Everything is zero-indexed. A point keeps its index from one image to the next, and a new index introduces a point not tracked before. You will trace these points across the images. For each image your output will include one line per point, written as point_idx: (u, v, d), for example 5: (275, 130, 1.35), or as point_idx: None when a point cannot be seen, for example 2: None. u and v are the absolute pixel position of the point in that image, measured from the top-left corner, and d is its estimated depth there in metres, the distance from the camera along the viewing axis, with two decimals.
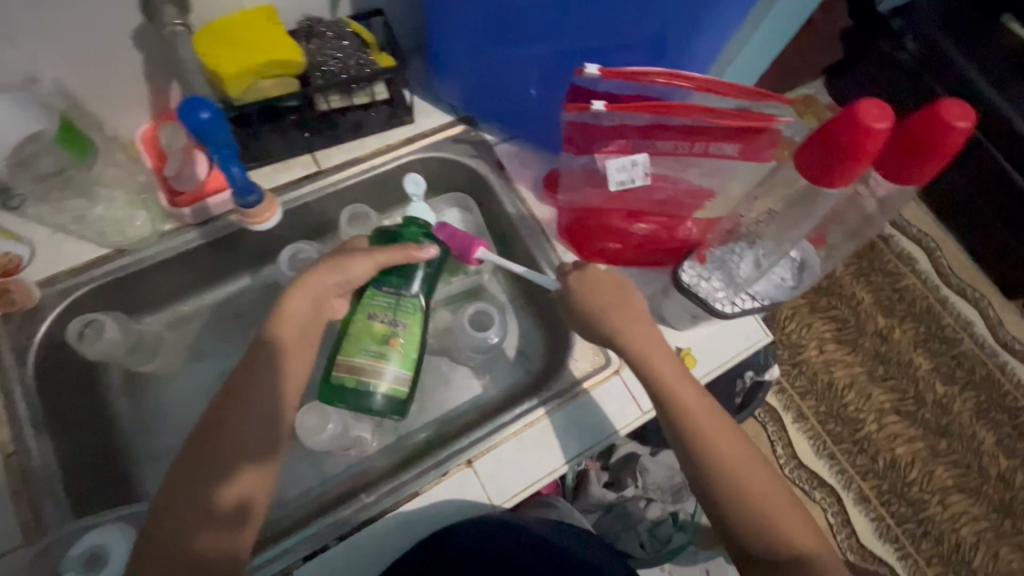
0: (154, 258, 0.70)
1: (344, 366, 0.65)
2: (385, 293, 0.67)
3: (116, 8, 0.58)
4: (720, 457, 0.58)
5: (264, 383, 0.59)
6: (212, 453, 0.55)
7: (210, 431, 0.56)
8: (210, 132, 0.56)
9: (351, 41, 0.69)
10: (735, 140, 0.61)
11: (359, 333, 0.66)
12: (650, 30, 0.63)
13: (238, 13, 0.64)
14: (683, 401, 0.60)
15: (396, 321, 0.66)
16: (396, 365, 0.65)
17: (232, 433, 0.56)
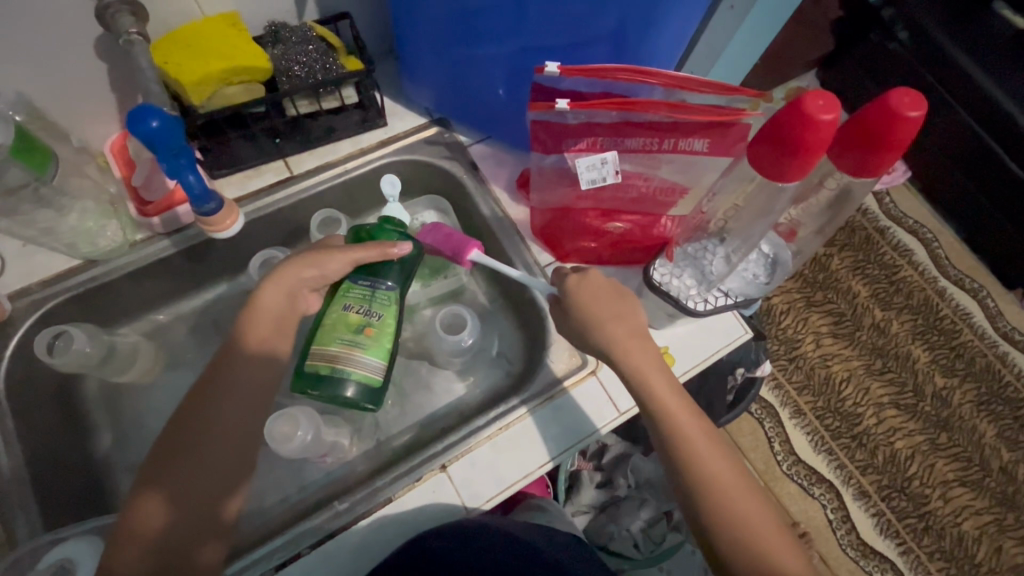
0: (126, 268, 0.70)
1: (318, 356, 0.64)
2: (359, 284, 0.67)
3: (75, 19, 0.58)
4: (699, 450, 0.56)
5: (242, 395, 0.58)
6: (199, 471, 0.54)
7: (188, 447, 0.55)
8: (161, 141, 0.55)
9: (316, 45, 0.69)
10: (707, 135, 0.59)
11: (334, 323, 0.65)
12: (613, 27, 0.63)
13: (200, 21, 0.64)
14: (656, 402, 0.58)
15: (371, 312, 0.66)
16: (370, 354, 0.65)
17: (214, 448, 0.56)
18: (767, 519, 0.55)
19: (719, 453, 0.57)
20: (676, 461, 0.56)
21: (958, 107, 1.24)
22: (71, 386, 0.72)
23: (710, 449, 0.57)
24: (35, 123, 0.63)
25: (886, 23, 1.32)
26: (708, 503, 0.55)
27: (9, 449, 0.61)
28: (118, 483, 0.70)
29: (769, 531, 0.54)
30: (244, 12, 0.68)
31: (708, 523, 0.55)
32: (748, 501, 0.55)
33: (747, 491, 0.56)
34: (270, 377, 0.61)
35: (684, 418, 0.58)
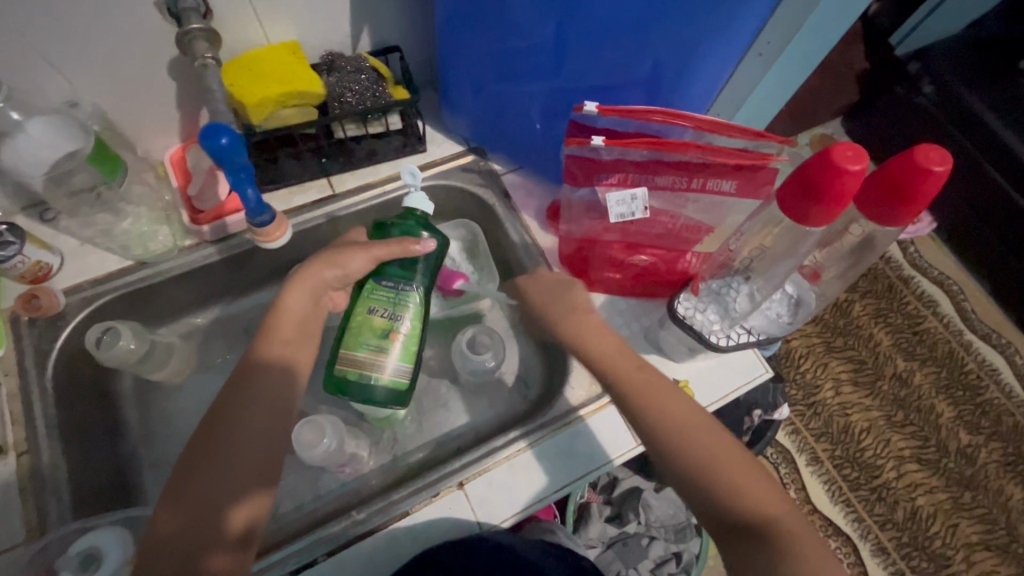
0: (171, 271, 0.74)
1: (346, 361, 0.67)
2: (386, 287, 0.69)
3: (155, 41, 0.63)
4: (701, 441, 0.56)
5: (266, 403, 0.60)
6: (217, 477, 0.55)
7: (210, 453, 0.56)
8: (228, 156, 0.58)
9: (369, 74, 0.74)
10: (735, 177, 0.63)
11: (359, 327, 0.67)
12: (647, 71, 0.67)
13: (263, 48, 0.70)
14: (659, 401, 0.59)
15: (396, 315, 0.68)
16: (397, 358, 0.67)
17: (233, 454, 0.56)
18: (744, 466, 0.55)
19: (709, 432, 0.57)
20: (672, 445, 0.56)
21: (985, 164, 1.25)
22: (109, 381, 0.75)
23: (697, 426, 0.58)
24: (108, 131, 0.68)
25: (913, 75, 1.35)
26: (681, 455, 0.56)
27: (50, 437, 0.63)
28: (142, 478, 0.73)
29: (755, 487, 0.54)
30: (305, 43, 0.73)
31: (683, 475, 0.56)
32: (716, 447, 0.56)
33: (715, 433, 0.57)
34: (291, 385, 0.63)
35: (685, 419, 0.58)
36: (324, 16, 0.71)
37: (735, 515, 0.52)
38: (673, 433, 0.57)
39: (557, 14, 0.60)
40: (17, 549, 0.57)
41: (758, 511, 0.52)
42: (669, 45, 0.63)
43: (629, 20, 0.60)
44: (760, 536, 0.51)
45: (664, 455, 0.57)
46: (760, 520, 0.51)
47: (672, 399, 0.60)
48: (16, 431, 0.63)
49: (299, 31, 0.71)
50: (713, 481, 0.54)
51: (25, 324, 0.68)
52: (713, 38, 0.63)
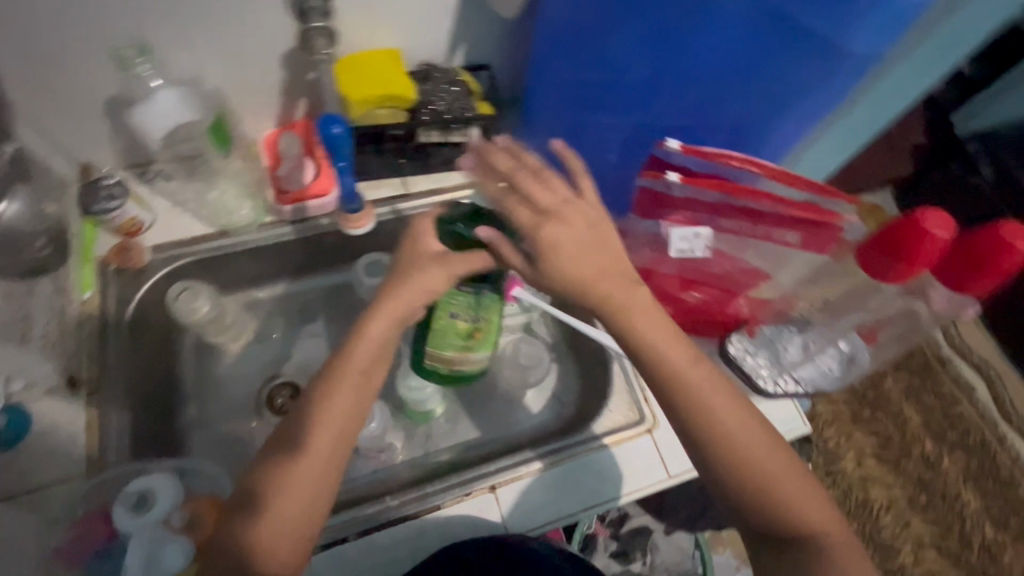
0: (249, 244, 0.78)
1: (436, 358, 0.69)
2: (465, 292, 0.66)
3: (278, 33, 0.69)
4: (751, 456, 0.54)
5: (322, 426, 0.55)
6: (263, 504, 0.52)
7: (263, 484, 0.53)
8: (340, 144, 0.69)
9: (459, 88, 0.78)
10: (799, 229, 0.66)
11: (444, 330, 0.67)
12: (729, 119, 0.70)
13: (368, 51, 0.74)
14: (709, 406, 0.55)
15: (477, 317, 0.66)
16: (482, 351, 0.69)
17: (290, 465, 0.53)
18: (790, 477, 0.55)
19: (760, 442, 0.55)
20: (714, 455, 0.54)
21: None
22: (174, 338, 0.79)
23: (746, 435, 0.55)
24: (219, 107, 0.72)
25: (972, 156, 1.35)
26: (722, 467, 0.54)
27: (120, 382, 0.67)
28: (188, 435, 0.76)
29: (800, 498, 0.54)
30: (407, 52, 0.78)
31: (722, 482, 0.55)
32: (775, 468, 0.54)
33: (766, 444, 0.55)
34: (351, 410, 0.56)
35: (735, 427, 0.55)
36: (428, 29, 0.76)
37: (771, 524, 0.54)
38: (720, 446, 0.54)
39: (659, 49, 0.63)
40: (74, 480, 0.61)
41: (804, 526, 0.54)
42: (751, 96, 0.67)
43: (726, 63, 0.63)
44: (807, 547, 0.53)
45: (707, 461, 0.55)
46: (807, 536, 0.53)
47: (727, 406, 0.55)
48: (91, 369, 0.67)
49: (403, 39, 0.76)
50: (758, 496, 0.54)
51: (114, 274, 0.73)
52: (799, 95, 0.67)
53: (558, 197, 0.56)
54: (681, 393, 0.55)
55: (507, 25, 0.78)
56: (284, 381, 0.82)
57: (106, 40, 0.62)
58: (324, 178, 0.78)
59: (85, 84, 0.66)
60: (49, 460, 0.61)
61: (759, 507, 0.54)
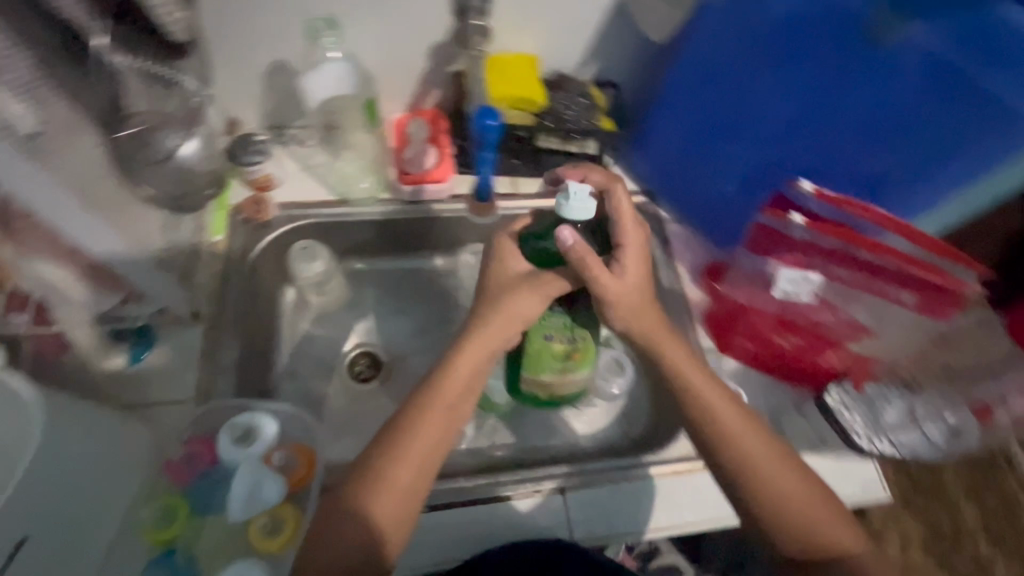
0: (362, 216, 0.82)
1: (534, 381, 0.71)
2: (557, 314, 0.66)
3: (436, 25, 0.73)
4: (783, 485, 0.56)
5: (406, 456, 0.56)
6: (350, 517, 0.53)
7: (355, 495, 0.54)
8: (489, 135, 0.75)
9: (586, 100, 0.81)
10: (919, 292, 0.65)
11: (540, 353, 0.67)
12: (872, 171, 0.66)
13: (510, 53, 0.78)
14: (731, 429, 0.58)
15: (572, 339, 0.66)
16: (581, 371, 0.69)
17: (382, 478, 0.54)
18: (821, 504, 0.57)
19: (789, 470, 0.57)
20: (745, 484, 0.57)
21: None
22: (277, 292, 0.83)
23: (775, 465, 0.57)
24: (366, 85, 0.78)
25: None
26: (753, 495, 0.56)
27: (237, 323, 0.71)
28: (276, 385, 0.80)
29: (830, 523, 0.56)
30: (544, 58, 0.81)
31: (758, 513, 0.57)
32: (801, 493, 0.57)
33: (793, 471, 0.57)
34: (434, 444, 0.57)
35: (762, 453, 0.57)
36: (570, 39, 0.78)
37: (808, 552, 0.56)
38: (752, 476, 0.56)
39: (819, 92, 0.62)
40: (185, 404, 0.66)
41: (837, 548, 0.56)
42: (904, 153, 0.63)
43: (891, 120, 0.61)
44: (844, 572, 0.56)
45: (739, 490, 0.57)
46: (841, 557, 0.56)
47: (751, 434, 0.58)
48: (210, 304, 0.72)
49: (544, 47, 0.79)
50: (793, 525, 0.56)
51: (241, 222, 0.77)
52: (968, 170, 0.62)
53: (625, 208, 0.63)
54: (707, 421, 0.58)
55: (643, 47, 0.81)
56: (363, 349, 0.86)
57: (289, 9, 0.68)
58: (443, 167, 0.82)
59: (257, 45, 0.72)
60: (168, 381, 0.67)
61: (795, 535, 0.56)
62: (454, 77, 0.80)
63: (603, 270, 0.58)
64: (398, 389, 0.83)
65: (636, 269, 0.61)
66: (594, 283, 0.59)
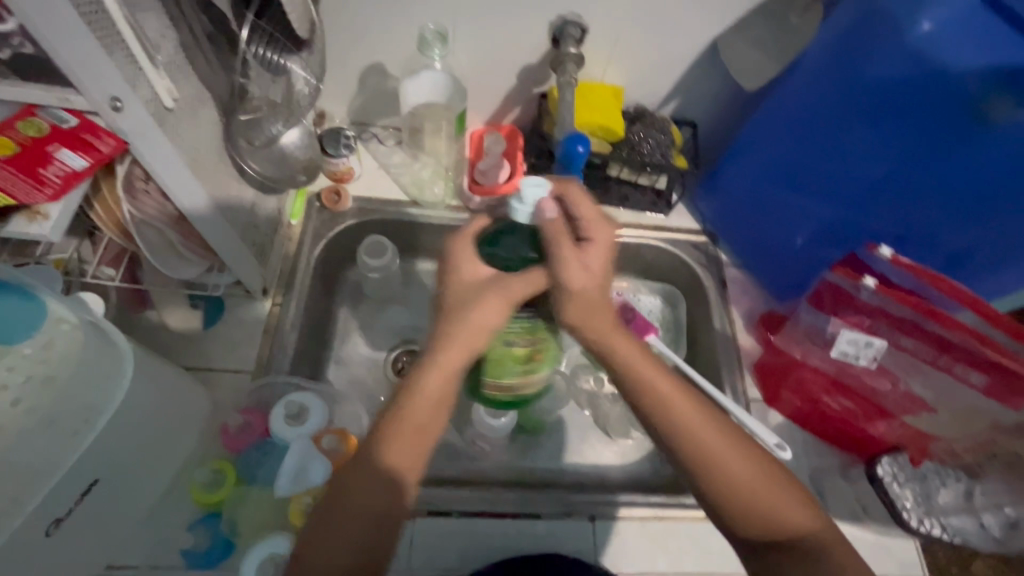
0: (431, 219, 0.85)
1: (493, 387, 0.60)
2: (522, 316, 0.55)
3: (532, 47, 0.76)
4: (728, 465, 0.48)
5: (377, 474, 0.47)
6: (321, 552, 0.45)
7: (325, 520, 0.46)
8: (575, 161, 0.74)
9: (666, 137, 0.82)
10: (987, 373, 0.63)
11: (500, 359, 0.56)
12: (952, 244, 0.66)
13: (597, 83, 0.80)
14: (677, 409, 0.49)
15: (537, 337, 0.56)
16: (543, 369, 0.60)
17: (348, 501, 0.46)
18: (761, 477, 0.48)
19: (734, 447, 0.49)
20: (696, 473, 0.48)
21: None
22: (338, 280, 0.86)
23: (714, 436, 0.49)
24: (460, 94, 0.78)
25: None
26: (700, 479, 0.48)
27: (302, 304, 0.74)
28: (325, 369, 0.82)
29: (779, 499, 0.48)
30: (627, 91, 0.83)
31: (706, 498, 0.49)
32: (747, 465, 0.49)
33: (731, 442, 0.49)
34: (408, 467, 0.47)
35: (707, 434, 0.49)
36: (657, 76, 0.80)
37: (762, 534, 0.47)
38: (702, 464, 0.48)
39: (908, 162, 0.62)
40: (242, 373, 0.69)
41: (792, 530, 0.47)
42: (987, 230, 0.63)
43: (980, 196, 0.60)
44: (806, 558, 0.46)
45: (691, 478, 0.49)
46: (807, 540, 0.47)
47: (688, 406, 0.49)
48: (278, 283, 0.75)
49: (630, 80, 0.81)
50: (738, 508, 0.47)
51: (317, 209, 0.81)
52: None
53: (589, 212, 0.53)
54: (649, 404, 0.50)
55: (728, 93, 0.82)
56: (407, 348, 0.84)
57: (399, 15, 0.72)
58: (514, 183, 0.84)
59: (362, 45, 0.76)
60: (231, 349, 0.70)
61: (743, 515, 0.47)
62: (539, 98, 0.83)
63: (572, 255, 0.49)
64: None
65: (593, 259, 0.52)
66: (561, 268, 0.50)
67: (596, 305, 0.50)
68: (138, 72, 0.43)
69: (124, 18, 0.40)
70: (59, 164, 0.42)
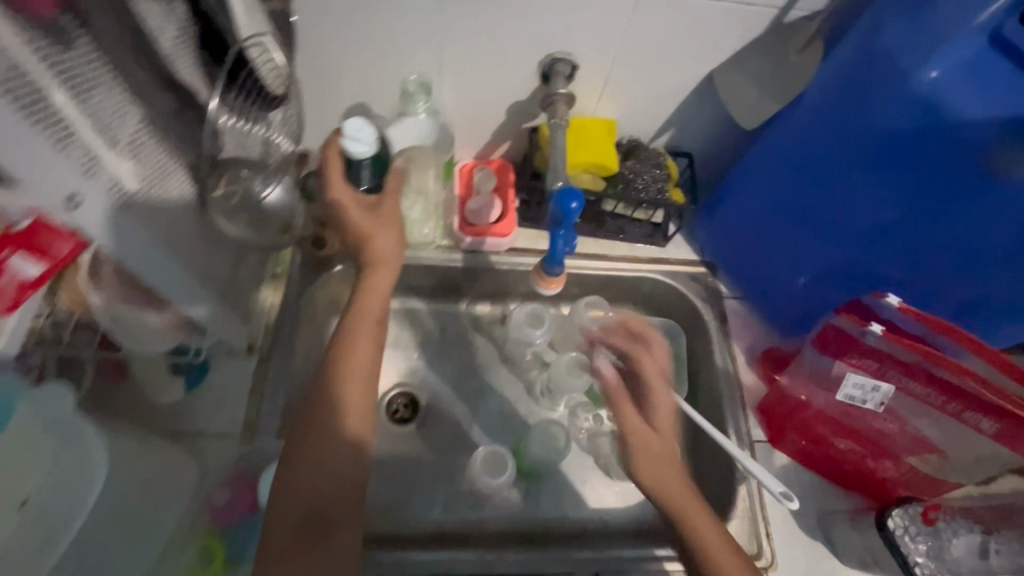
0: (423, 261, 0.83)
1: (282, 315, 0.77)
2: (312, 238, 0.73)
3: (522, 85, 0.74)
4: (697, 523, 0.56)
5: (350, 378, 0.60)
6: (305, 476, 0.56)
7: (304, 436, 0.57)
8: (568, 216, 0.67)
9: (662, 171, 0.80)
10: (999, 420, 0.61)
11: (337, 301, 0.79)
12: (965, 294, 0.64)
13: (589, 118, 0.78)
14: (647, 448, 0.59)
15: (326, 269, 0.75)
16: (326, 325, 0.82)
17: (323, 421, 0.58)
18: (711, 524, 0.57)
19: (701, 506, 0.58)
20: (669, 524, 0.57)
21: None
22: None
23: (684, 493, 0.58)
24: (446, 142, 0.80)
25: None
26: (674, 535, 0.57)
27: (290, 360, 0.72)
28: None
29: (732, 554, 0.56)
30: (621, 124, 0.80)
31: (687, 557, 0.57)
32: (714, 529, 0.57)
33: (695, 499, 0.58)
34: (363, 370, 0.60)
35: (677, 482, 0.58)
36: (651, 110, 0.78)
37: None
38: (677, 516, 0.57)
39: (916, 208, 0.59)
40: (230, 438, 0.66)
41: None
42: (1004, 282, 0.61)
43: (989, 244, 0.58)
44: None
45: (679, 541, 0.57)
46: None
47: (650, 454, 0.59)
48: (264, 338, 0.72)
49: (623, 115, 0.79)
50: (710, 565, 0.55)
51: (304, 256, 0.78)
52: None
53: (648, 365, 0.67)
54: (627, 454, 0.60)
55: (723, 125, 0.79)
56: (402, 389, 0.86)
57: (381, 60, 0.69)
58: (508, 222, 0.81)
59: (344, 88, 0.73)
60: (218, 413, 0.67)
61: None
62: (530, 134, 0.81)
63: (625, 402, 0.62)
64: (434, 437, 0.83)
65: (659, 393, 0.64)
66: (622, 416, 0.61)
67: (660, 460, 0.58)
68: (93, 159, 0.41)
69: (77, 116, 0.39)
70: (13, 271, 0.44)
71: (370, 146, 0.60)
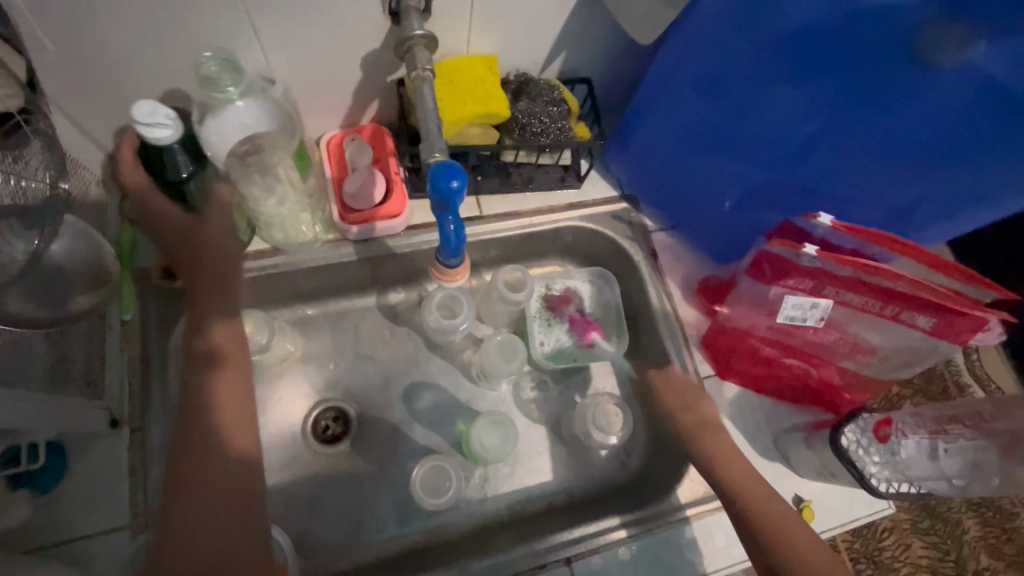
0: (307, 262, 0.70)
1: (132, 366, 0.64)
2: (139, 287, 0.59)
3: (367, 32, 0.59)
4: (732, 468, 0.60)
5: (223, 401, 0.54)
6: (204, 498, 0.50)
7: (180, 467, 0.51)
8: (452, 199, 0.55)
9: (560, 107, 0.68)
10: (935, 315, 0.58)
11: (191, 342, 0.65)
12: (895, 199, 0.60)
13: (463, 58, 0.65)
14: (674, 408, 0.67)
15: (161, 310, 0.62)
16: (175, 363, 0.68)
17: (204, 440, 0.52)
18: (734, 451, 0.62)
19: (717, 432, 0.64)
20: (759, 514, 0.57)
21: None
22: None
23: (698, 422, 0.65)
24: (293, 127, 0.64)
25: None
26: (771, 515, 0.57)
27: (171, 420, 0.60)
28: None
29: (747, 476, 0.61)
30: (502, 57, 0.68)
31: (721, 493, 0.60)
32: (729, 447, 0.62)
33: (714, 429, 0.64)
34: (235, 382, 0.56)
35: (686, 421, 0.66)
36: (532, 35, 0.65)
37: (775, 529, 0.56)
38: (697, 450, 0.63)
39: (838, 111, 0.53)
40: (120, 532, 0.55)
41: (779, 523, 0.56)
42: (934, 181, 0.56)
43: (914, 139, 0.53)
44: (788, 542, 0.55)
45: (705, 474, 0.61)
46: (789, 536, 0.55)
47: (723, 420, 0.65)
48: (130, 403, 0.60)
49: (501, 46, 0.66)
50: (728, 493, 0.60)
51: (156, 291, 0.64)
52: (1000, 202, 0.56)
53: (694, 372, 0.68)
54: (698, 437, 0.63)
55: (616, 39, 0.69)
56: (325, 405, 0.74)
57: (167, 28, 0.53)
58: (395, 199, 0.69)
59: (138, 70, 0.56)
60: (96, 505, 0.56)
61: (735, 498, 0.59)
62: (397, 88, 0.67)
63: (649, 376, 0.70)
64: (372, 450, 0.74)
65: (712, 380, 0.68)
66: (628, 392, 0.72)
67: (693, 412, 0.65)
68: None
69: None
70: None
71: (176, 129, 0.54)
